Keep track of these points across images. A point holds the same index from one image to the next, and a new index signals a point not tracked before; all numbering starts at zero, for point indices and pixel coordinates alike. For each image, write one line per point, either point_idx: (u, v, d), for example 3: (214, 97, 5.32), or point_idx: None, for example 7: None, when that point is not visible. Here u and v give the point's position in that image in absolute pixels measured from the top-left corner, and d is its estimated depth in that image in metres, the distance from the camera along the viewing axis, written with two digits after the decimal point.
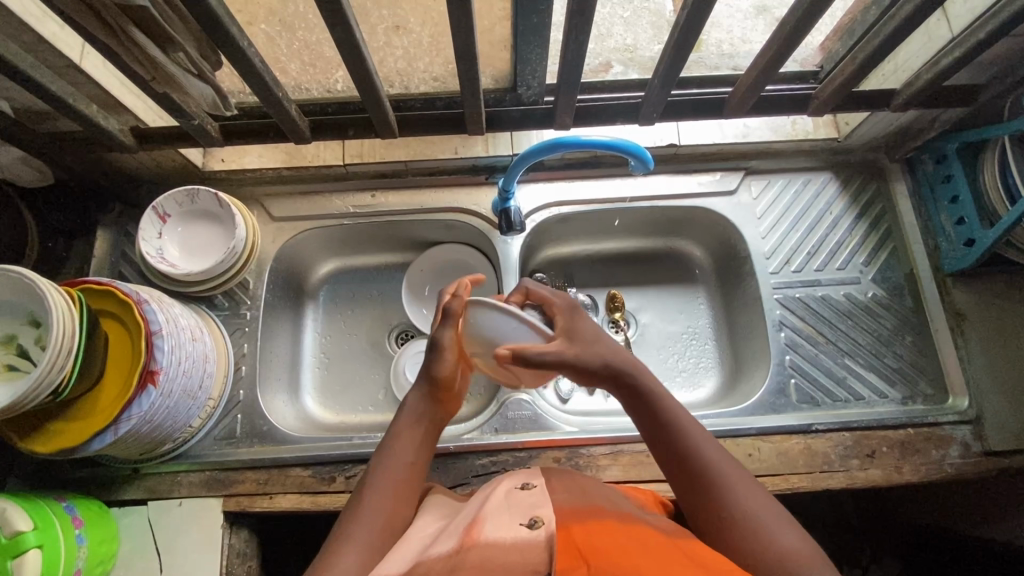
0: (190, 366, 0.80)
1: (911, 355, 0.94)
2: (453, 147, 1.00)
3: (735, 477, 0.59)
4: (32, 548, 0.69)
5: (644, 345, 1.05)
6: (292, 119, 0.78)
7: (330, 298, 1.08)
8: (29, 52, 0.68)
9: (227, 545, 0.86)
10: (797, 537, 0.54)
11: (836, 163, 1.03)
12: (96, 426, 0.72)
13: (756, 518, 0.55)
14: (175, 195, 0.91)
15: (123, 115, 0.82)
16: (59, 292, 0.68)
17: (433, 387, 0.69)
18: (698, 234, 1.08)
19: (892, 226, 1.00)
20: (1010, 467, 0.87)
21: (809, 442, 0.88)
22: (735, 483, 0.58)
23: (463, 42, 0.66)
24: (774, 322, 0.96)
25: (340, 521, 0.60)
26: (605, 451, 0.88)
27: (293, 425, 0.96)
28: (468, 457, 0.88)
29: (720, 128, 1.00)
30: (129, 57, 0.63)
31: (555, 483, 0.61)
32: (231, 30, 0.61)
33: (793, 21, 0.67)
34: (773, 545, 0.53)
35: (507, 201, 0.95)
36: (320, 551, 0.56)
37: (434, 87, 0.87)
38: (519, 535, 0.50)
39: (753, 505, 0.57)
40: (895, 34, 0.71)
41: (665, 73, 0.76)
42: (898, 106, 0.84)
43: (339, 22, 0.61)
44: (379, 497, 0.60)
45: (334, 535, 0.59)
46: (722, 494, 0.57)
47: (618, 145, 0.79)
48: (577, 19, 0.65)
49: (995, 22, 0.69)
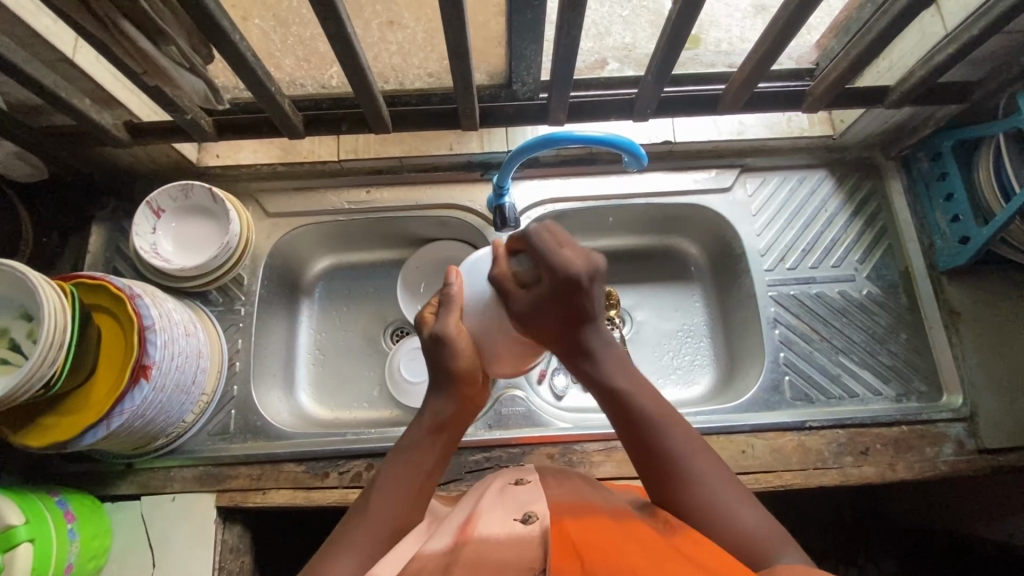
0: (183, 361, 0.80)
1: (905, 352, 0.94)
2: (448, 143, 1.00)
3: (695, 452, 0.59)
4: (24, 542, 0.69)
5: (640, 342, 1.05)
6: (286, 114, 0.78)
7: (325, 295, 1.08)
8: (22, 46, 0.68)
9: (220, 540, 0.86)
10: (758, 517, 0.55)
11: (832, 161, 1.03)
12: (89, 420, 0.72)
13: (717, 505, 0.56)
14: (169, 190, 0.90)
15: (117, 110, 0.82)
16: (52, 286, 0.68)
17: (456, 384, 0.65)
18: (694, 232, 1.08)
19: (887, 224, 0.99)
20: (1003, 465, 0.87)
21: (803, 439, 0.88)
22: (694, 456, 0.59)
23: (456, 37, 0.66)
24: (768, 319, 0.96)
25: (342, 522, 0.60)
26: (599, 448, 0.88)
27: (288, 421, 0.96)
28: (462, 453, 0.88)
29: (715, 125, 1.00)
30: (121, 50, 0.63)
31: (548, 478, 0.62)
32: (223, 23, 0.60)
33: (787, 16, 0.67)
34: (735, 528, 0.54)
35: (502, 197, 0.92)
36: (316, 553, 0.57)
37: (429, 83, 0.87)
38: (513, 531, 0.50)
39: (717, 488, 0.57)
40: (889, 29, 0.71)
41: (659, 70, 0.76)
42: (892, 103, 0.84)
43: (331, 16, 0.61)
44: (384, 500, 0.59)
45: (333, 536, 0.58)
46: (688, 479, 0.57)
47: (613, 141, 0.79)
48: (570, 14, 0.64)
49: (988, 18, 0.68)
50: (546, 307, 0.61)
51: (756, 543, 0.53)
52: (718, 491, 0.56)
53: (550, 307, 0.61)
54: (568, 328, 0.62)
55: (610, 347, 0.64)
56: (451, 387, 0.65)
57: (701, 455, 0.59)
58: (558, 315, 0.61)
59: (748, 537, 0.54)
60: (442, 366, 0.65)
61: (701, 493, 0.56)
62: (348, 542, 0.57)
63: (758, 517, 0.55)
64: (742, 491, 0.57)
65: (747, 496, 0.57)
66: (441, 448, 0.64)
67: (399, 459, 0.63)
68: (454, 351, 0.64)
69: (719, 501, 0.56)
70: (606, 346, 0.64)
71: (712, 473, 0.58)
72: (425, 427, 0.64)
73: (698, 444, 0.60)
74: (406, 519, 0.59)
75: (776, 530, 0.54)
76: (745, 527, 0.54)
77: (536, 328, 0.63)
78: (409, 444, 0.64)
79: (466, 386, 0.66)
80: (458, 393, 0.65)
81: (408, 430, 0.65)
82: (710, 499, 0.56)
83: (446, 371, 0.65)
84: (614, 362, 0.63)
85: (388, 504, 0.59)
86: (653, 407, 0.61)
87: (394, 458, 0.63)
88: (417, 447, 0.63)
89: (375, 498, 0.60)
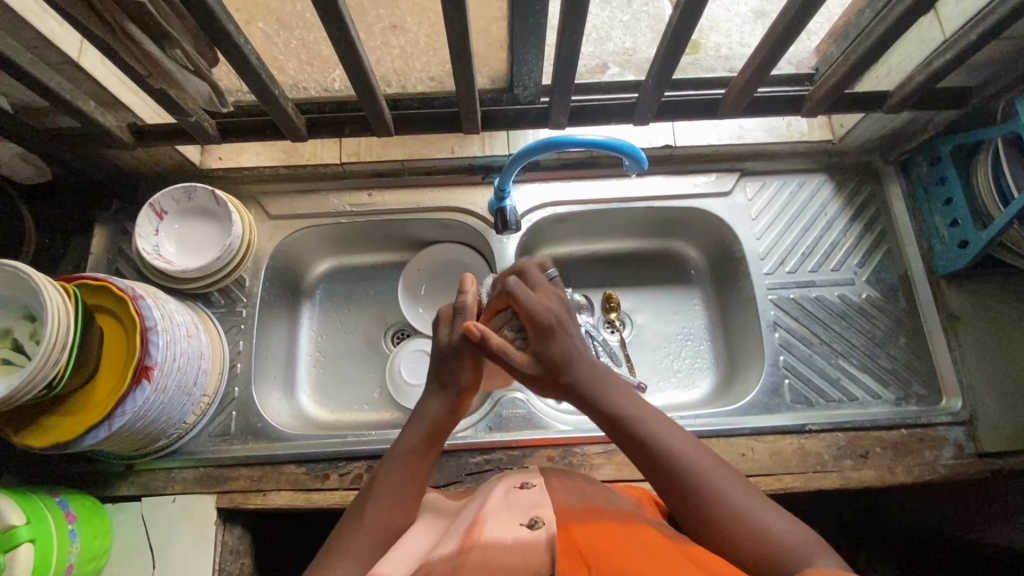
0: (184, 362, 0.80)
1: (905, 356, 0.94)
2: (449, 146, 1.01)
3: (715, 466, 0.59)
4: (25, 542, 0.69)
5: (640, 345, 1.05)
6: (288, 117, 0.79)
7: (326, 297, 1.09)
8: (28, 48, 0.68)
9: (221, 542, 0.86)
10: (786, 524, 0.55)
11: (831, 165, 1.03)
12: (90, 421, 0.72)
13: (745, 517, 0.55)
14: (172, 192, 0.91)
15: (121, 112, 0.83)
16: (54, 286, 0.69)
17: (455, 395, 0.66)
18: (694, 235, 1.08)
19: (886, 228, 1.00)
20: (1003, 469, 0.87)
21: (803, 443, 0.88)
22: (715, 469, 0.58)
23: (457, 42, 0.67)
24: (768, 322, 0.96)
25: (340, 527, 0.61)
26: (599, 450, 0.88)
27: (288, 423, 0.96)
28: (463, 455, 0.88)
29: (715, 129, 1.01)
30: (127, 53, 0.64)
31: (553, 482, 0.62)
32: (228, 27, 0.61)
33: (787, 21, 0.68)
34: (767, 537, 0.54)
35: (502, 200, 0.94)
36: (318, 557, 0.58)
37: (431, 87, 0.87)
38: (520, 536, 0.50)
39: (740, 500, 0.56)
40: (888, 34, 0.71)
41: (659, 74, 0.76)
42: (890, 108, 0.84)
43: (334, 20, 0.62)
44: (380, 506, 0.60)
45: (332, 540, 0.59)
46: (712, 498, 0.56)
47: (612, 144, 0.79)
48: (571, 19, 0.65)
49: (985, 24, 0.69)
50: (546, 353, 0.63)
51: (789, 551, 0.53)
52: (743, 503, 0.56)
53: (553, 347, 0.63)
54: (558, 375, 0.63)
55: (605, 379, 0.64)
56: (455, 394, 0.67)
57: (715, 465, 0.59)
58: (555, 360, 0.63)
59: (782, 547, 0.54)
60: (451, 379, 0.66)
61: (729, 507, 0.56)
62: (354, 546, 0.57)
63: (786, 523, 0.55)
64: (765, 500, 0.57)
65: (771, 504, 0.57)
66: (433, 456, 0.65)
67: (396, 467, 0.62)
68: (464, 364, 0.66)
69: (748, 513, 0.56)
70: (596, 381, 0.63)
71: (731, 483, 0.58)
72: (422, 432, 0.65)
73: (709, 454, 0.60)
74: (403, 517, 0.60)
75: (805, 534, 0.55)
76: (776, 535, 0.54)
77: (537, 379, 0.64)
78: (405, 450, 0.64)
79: (468, 396, 0.68)
80: (459, 402, 0.67)
81: (403, 436, 0.65)
82: (739, 512, 0.56)
83: (455, 382, 0.66)
84: (611, 388, 0.63)
85: (384, 511, 0.60)
86: (664, 429, 0.60)
87: (391, 463, 0.63)
88: (414, 450, 0.64)
89: (372, 503, 0.60)
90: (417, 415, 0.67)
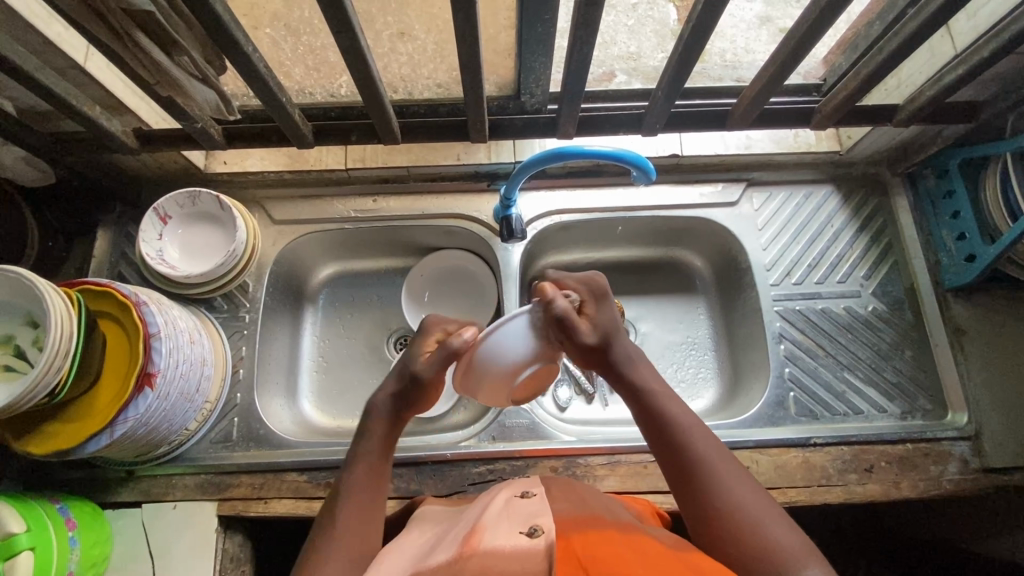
0: (187, 369, 0.80)
1: (911, 370, 0.93)
2: (455, 154, 1.00)
3: (725, 467, 0.59)
4: (25, 550, 0.68)
5: (645, 355, 1.04)
6: (295, 125, 0.78)
7: (329, 302, 1.08)
8: (34, 53, 0.68)
9: (221, 550, 0.85)
10: (788, 535, 0.53)
11: (837, 176, 1.03)
12: (92, 428, 0.72)
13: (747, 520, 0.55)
14: (176, 197, 0.90)
15: (125, 117, 0.82)
16: (58, 292, 0.68)
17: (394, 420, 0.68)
18: (700, 244, 1.08)
19: (893, 240, 0.99)
20: (1008, 484, 0.87)
21: (808, 456, 0.88)
22: (723, 465, 0.59)
23: (468, 52, 0.67)
24: (774, 334, 0.96)
25: (314, 536, 0.60)
26: (603, 461, 0.88)
27: (290, 430, 0.95)
28: (465, 465, 0.88)
29: (722, 139, 0.99)
30: (134, 61, 0.63)
31: (554, 492, 0.61)
32: (236, 34, 0.60)
33: (799, 37, 0.67)
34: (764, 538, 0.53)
35: (509, 208, 0.94)
36: (301, 559, 0.57)
37: (438, 94, 0.86)
38: (518, 544, 0.48)
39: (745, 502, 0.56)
40: (899, 51, 0.71)
41: (670, 85, 0.76)
42: (900, 121, 0.84)
43: (345, 30, 0.61)
44: (351, 517, 0.60)
45: (308, 550, 0.58)
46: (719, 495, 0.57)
47: (621, 156, 0.79)
48: (582, 31, 0.65)
49: (997, 41, 0.69)
50: (601, 322, 0.69)
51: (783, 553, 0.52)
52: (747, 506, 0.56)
53: (606, 316, 0.69)
54: (612, 341, 0.68)
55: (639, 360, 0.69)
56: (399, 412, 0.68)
57: (724, 466, 0.59)
58: (605, 326, 0.68)
59: (778, 551, 0.52)
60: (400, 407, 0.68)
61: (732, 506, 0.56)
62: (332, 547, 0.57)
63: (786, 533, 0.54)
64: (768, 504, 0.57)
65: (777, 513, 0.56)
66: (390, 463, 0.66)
67: (363, 474, 0.63)
68: (413, 399, 0.68)
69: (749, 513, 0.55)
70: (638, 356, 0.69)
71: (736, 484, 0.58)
72: (382, 440, 0.66)
73: (716, 451, 0.60)
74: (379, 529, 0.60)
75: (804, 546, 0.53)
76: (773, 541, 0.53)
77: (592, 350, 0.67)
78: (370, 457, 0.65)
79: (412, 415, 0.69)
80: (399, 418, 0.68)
81: (364, 440, 0.66)
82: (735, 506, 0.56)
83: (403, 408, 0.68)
84: (644, 369, 0.68)
85: (352, 520, 0.60)
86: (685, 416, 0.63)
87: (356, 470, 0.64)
88: (374, 459, 0.65)
89: (344, 512, 0.60)
90: (370, 419, 0.68)
